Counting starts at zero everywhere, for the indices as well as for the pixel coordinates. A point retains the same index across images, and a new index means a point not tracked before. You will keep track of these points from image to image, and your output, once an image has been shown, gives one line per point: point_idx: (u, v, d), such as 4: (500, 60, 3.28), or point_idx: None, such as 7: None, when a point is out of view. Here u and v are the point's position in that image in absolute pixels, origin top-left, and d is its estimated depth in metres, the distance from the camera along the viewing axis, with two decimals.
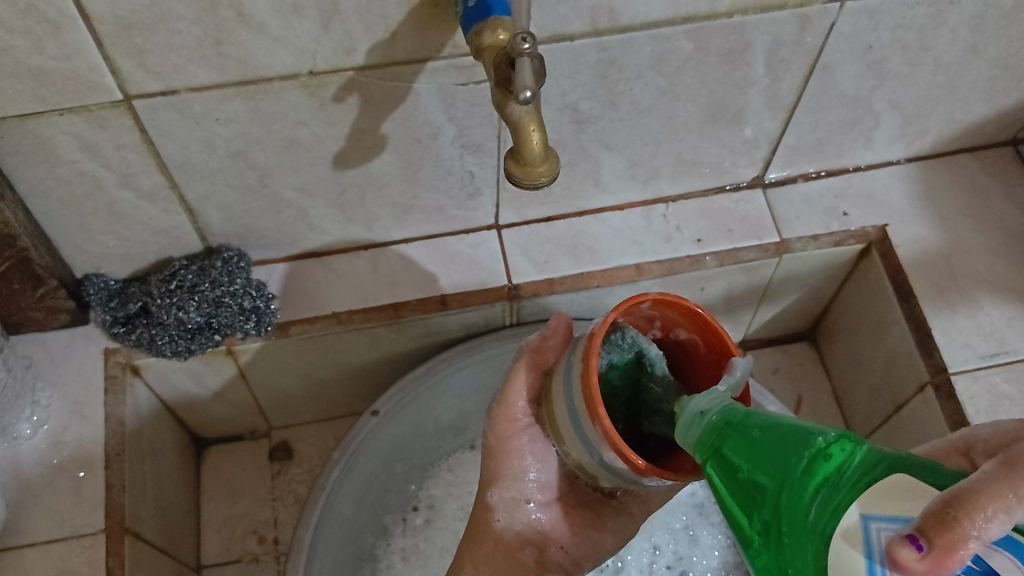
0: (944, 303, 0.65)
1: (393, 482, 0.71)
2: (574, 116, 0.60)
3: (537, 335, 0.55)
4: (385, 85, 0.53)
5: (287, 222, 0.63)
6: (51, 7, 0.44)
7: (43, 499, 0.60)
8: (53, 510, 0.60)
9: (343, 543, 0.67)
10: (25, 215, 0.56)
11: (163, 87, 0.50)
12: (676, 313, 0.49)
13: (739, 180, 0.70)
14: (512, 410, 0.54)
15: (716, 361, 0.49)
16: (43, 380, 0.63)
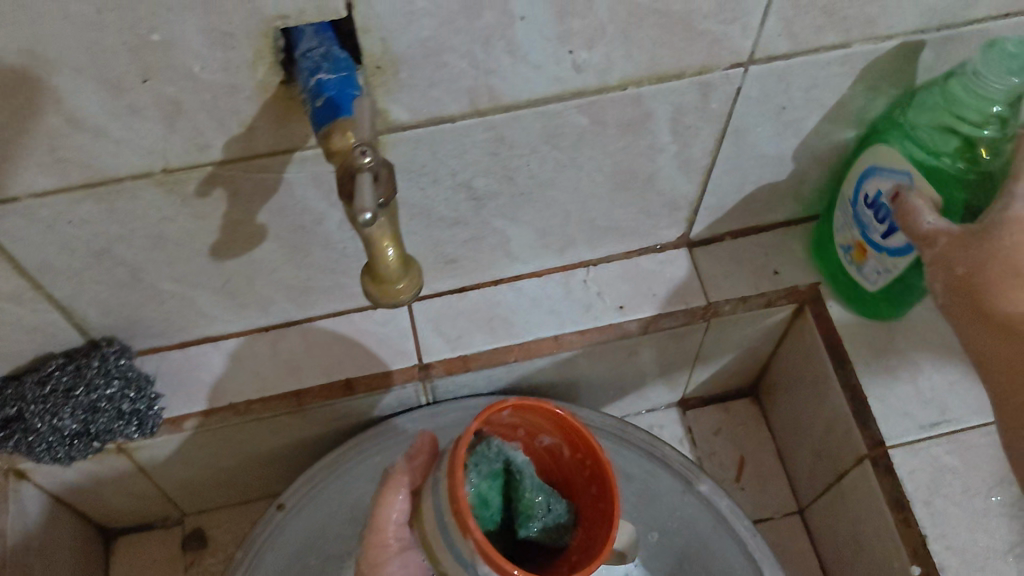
0: (881, 368, 0.63)
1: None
2: (469, 193, 0.55)
3: (402, 457, 0.52)
4: (254, 177, 0.49)
5: (174, 312, 0.60)
6: None
7: None
8: None
9: None
10: None
11: (0, 195, 0.46)
12: (541, 417, 0.46)
13: (664, 241, 0.67)
14: (385, 533, 0.50)
15: (588, 464, 0.46)
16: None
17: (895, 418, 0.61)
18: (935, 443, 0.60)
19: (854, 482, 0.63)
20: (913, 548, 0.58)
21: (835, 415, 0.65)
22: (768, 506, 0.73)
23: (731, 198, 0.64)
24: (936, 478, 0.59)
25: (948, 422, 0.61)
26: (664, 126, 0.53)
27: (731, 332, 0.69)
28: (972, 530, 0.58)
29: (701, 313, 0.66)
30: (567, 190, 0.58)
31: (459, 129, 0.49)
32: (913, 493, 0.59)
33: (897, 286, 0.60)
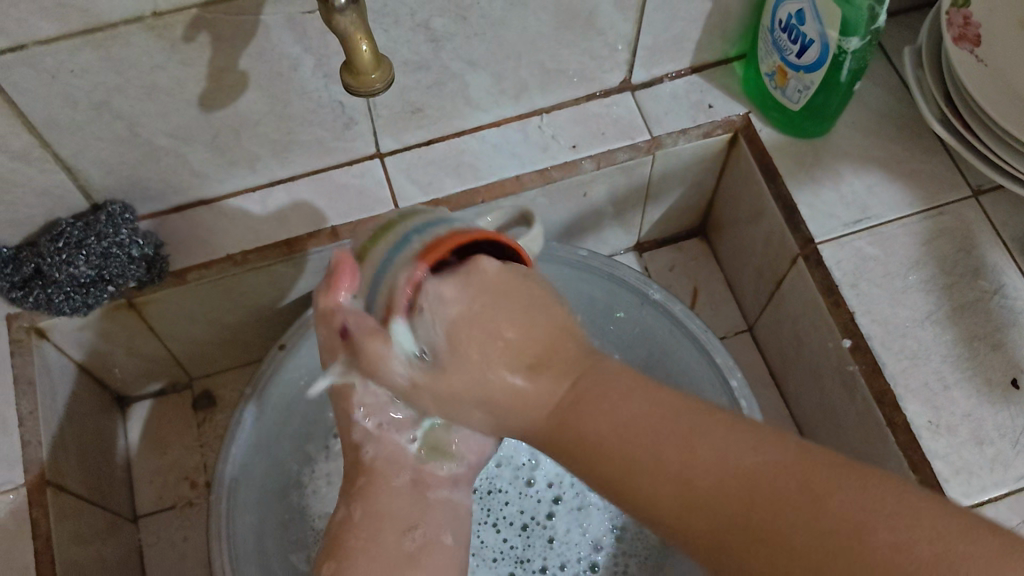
0: (809, 178, 0.70)
1: (312, 410, 0.76)
2: (428, 35, 0.61)
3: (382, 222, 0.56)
4: (233, 20, 0.55)
5: (169, 170, 0.66)
6: None
7: None
8: None
9: (266, 473, 0.71)
10: None
11: (8, 42, 0.51)
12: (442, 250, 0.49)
13: (608, 86, 0.74)
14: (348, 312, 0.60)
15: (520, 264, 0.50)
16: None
17: (823, 219, 0.69)
18: (859, 237, 0.68)
19: (792, 283, 0.72)
20: (844, 324, 0.66)
21: (772, 229, 0.73)
22: (722, 325, 0.83)
23: (665, 35, 0.70)
24: (861, 265, 0.67)
25: (869, 218, 0.69)
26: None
27: (675, 167, 0.76)
28: (893, 304, 0.66)
29: (647, 147, 0.73)
30: (516, 30, 0.64)
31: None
32: (840, 280, 0.67)
33: (817, 99, 0.68)
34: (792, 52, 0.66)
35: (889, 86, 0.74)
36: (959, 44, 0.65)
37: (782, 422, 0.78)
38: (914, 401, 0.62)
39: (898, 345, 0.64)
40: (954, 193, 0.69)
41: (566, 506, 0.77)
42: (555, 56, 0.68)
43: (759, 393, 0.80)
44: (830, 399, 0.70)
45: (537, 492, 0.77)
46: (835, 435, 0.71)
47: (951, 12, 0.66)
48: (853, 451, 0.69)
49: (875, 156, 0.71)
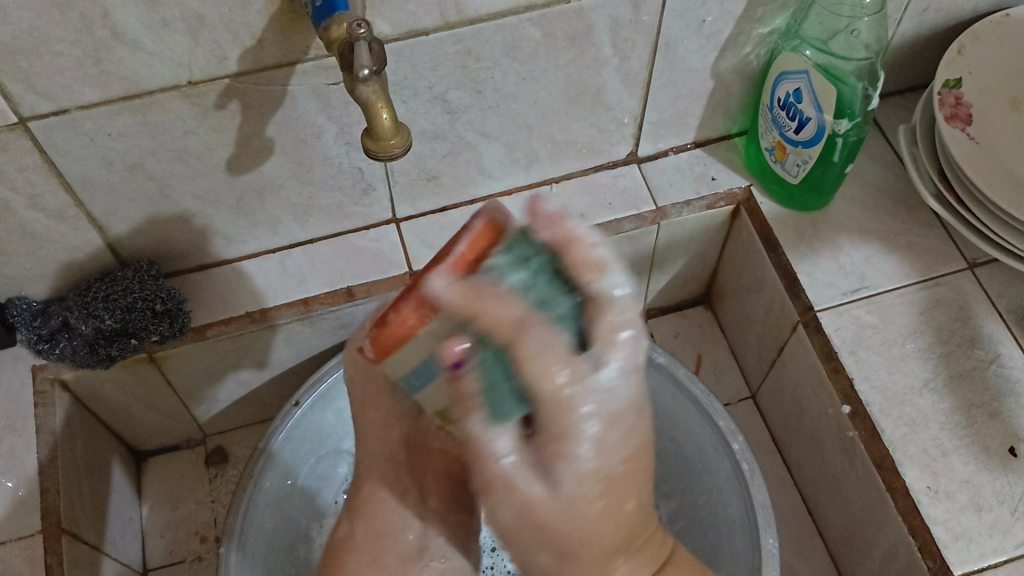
0: (809, 249, 0.73)
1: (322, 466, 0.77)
2: (444, 107, 0.65)
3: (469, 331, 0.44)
4: (262, 90, 0.58)
5: (194, 231, 0.69)
6: None
7: None
8: None
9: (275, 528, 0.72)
10: None
11: (53, 106, 0.55)
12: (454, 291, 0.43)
13: (615, 158, 0.77)
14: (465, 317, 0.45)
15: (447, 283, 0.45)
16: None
17: (822, 288, 0.71)
18: (857, 306, 0.70)
19: (793, 349, 0.73)
20: (844, 390, 0.67)
21: (773, 297, 0.75)
22: (726, 392, 0.85)
23: (670, 110, 0.73)
24: (859, 332, 0.69)
25: (866, 287, 0.71)
26: (604, 38, 0.63)
27: (680, 236, 0.78)
28: (891, 370, 0.68)
29: (652, 217, 0.75)
30: (527, 103, 0.67)
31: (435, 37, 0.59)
32: (839, 346, 0.69)
33: (815, 173, 0.71)
34: (790, 127, 0.69)
35: (886, 161, 0.77)
36: (952, 122, 0.70)
37: (784, 489, 0.79)
38: (914, 466, 0.64)
39: (897, 412, 0.66)
40: (950, 264, 0.71)
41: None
42: (566, 130, 0.72)
43: (762, 457, 0.81)
44: (830, 464, 0.72)
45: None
46: (836, 499, 0.72)
47: (942, 93, 0.71)
48: (855, 518, 0.69)
49: (874, 229, 0.74)
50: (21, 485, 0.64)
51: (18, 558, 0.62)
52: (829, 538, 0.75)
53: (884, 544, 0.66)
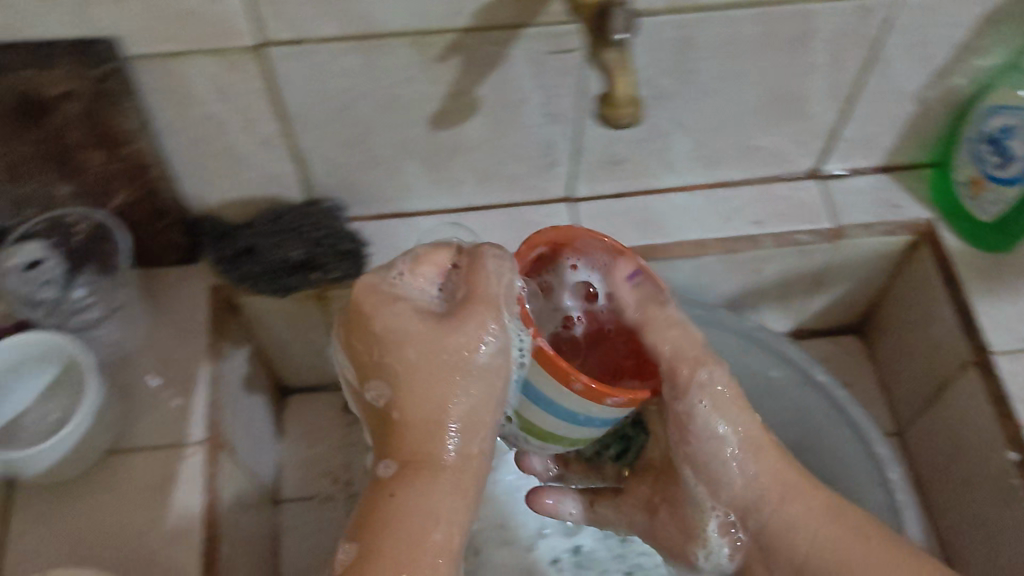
0: (992, 290, 0.71)
1: None
2: (650, 90, 0.65)
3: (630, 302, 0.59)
4: (488, 50, 0.60)
5: (384, 179, 0.71)
6: None
7: (149, 410, 0.68)
8: (158, 420, 0.68)
9: None
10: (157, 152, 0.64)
11: (291, 37, 0.57)
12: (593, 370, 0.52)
13: (796, 171, 0.76)
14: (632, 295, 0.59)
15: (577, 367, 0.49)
16: (155, 307, 0.72)
17: (1002, 332, 0.69)
18: None
19: (957, 391, 0.71)
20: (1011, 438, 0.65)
21: (943, 334, 0.73)
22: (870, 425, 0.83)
23: (864, 131, 0.72)
24: None
25: None
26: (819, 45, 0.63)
27: (853, 259, 0.77)
28: None
29: (829, 234, 0.74)
30: (726, 101, 0.67)
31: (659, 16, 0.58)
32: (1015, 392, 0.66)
33: (1010, 215, 0.69)
34: (993, 163, 0.67)
35: None
36: None
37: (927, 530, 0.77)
38: None
39: None
40: None
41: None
42: (756, 134, 0.71)
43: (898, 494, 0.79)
44: (981, 510, 0.69)
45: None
46: (985, 554, 0.70)
47: None
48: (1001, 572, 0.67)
49: None
50: (189, 396, 0.68)
51: (176, 461, 0.66)
52: None
53: None
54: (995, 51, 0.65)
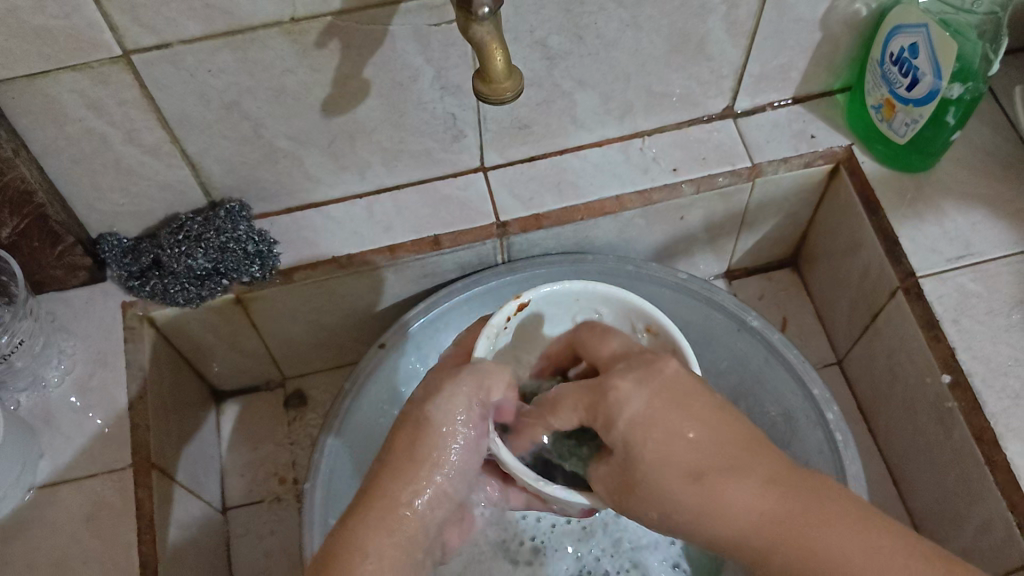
0: (912, 212, 0.70)
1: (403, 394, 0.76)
2: (544, 52, 0.63)
3: None
4: (365, 29, 0.57)
5: (284, 173, 0.68)
6: (81, 20, 0.51)
7: (52, 425, 0.65)
8: (81, 405, 0.66)
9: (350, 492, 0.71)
10: (71, 215, 0.65)
11: (157, 41, 0.54)
12: None
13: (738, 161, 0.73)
14: None
15: None
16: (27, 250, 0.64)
17: (925, 253, 0.68)
18: (962, 272, 0.67)
19: (888, 316, 0.71)
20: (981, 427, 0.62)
21: (870, 260, 0.72)
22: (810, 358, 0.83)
23: (799, 94, 0.75)
24: (962, 301, 0.66)
25: (973, 254, 0.68)
26: (792, 40, 0.68)
27: (774, 196, 0.76)
28: (996, 342, 0.65)
29: (747, 174, 0.73)
30: None
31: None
32: (941, 314, 0.66)
33: (924, 133, 0.67)
34: (902, 84, 0.66)
35: (976, 153, 0.72)
36: None
37: (870, 460, 0.77)
38: (1017, 441, 0.61)
39: (1001, 384, 0.63)
40: None
41: (668, 563, 0.74)
42: (676, 79, 0.69)
43: (851, 434, 0.79)
44: (923, 436, 0.70)
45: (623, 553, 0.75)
46: (926, 466, 0.70)
47: None
48: (932, 454, 0.69)
49: (979, 193, 0.70)
50: (113, 418, 0.65)
51: (108, 488, 0.63)
52: (917, 512, 0.73)
53: (978, 519, 0.64)
54: (847, 71, 0.73)
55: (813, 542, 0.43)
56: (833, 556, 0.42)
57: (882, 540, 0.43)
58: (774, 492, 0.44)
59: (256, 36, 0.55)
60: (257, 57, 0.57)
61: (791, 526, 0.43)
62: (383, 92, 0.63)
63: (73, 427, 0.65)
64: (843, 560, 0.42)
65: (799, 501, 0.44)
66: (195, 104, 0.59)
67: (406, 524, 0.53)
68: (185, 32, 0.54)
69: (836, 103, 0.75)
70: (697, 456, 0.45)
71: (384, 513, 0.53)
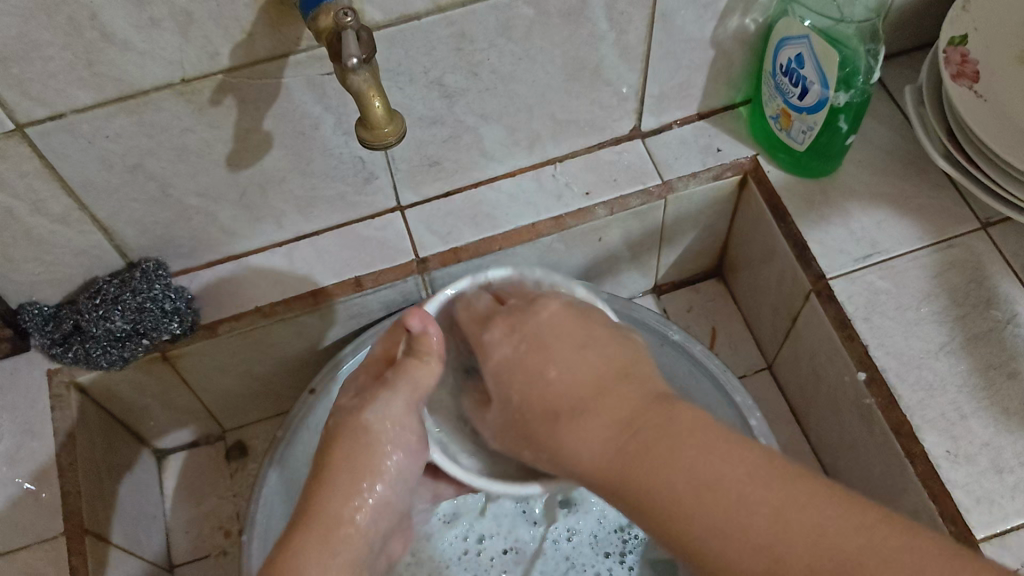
0: (819, 217, 0.72)
1: None
2: (441, 91, 0.64)
3: None
4: (257, 84, 0.58)
5: (199, 229, 0.69)
6: None
7: None
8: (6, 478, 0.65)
9: None
10: None
11: (50, 112, 0.55)
12: None
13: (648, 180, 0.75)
14: None
15: None
16: None
17: (834, 255, 0.70)
18: (870, 271, 0.69)
19: (805, 318, 0.73)
20: (898, 421, 0.63)
21: (784, 266, 0.74)
22: (741, 365, 0.85)
23: (702, 110, 0.76)
24: (872, 299, 0.68)
25: (879, 253, 0.70)
26: (686, 59, 0.70)
27: (689, 209, 0.77)
28: (907, 336, 0.66)
29: (658, 191, 0.74)
30: None
31: (455, 17, 0.58)
32: (853, 314, 0.67)
33: (821, 139, 0.69)
34: (794, 94, 0.68)
35: (878, 152, 0.74)
36: (958, 80, 0.67)
37: (807, 460, 0.79)
38: (932, 431, 0.62)
39: (914, 376, 0.65)
40: (961, 225, 0.70)
41: (623, 566, 0.79)
42: (579, 104, 0.71)
43: (785, 436, 0.81)
44: (850, 433, 0.71)
45: (581, 562, 0.79)
46: (855, 462, 0.72)
47: (947, 51, 0.68)
48: (859, 449, 0.70)
49: (882, 192, 0.72)
50: (43, 490, 0.65)
51: (42, 559, 0.63)
52: None
53: (905, 509, 0.65)
54: (745, 83, 0.75)
55: (656, 474, 0.45)
56: (700, 489, 0.43)
57: (743, 472, 0.43)
58: (619, 427, 0.48)
59: (149, 99, 0.56)
60: (154, 120, 0.58)
61: (651, 440, 0.46)
62: (287, 143, 0.64)
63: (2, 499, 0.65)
64: (684, 468, 0.44)
65: (648, 425, 0.47)
66: (98, 170, 0.60)
67: (348, 537, 0.58)
68: (77, 102, 0.55)
69: (740, 115, 0.77)
70: (559, 386, 0.53)
71: (323, 540, 0.57)
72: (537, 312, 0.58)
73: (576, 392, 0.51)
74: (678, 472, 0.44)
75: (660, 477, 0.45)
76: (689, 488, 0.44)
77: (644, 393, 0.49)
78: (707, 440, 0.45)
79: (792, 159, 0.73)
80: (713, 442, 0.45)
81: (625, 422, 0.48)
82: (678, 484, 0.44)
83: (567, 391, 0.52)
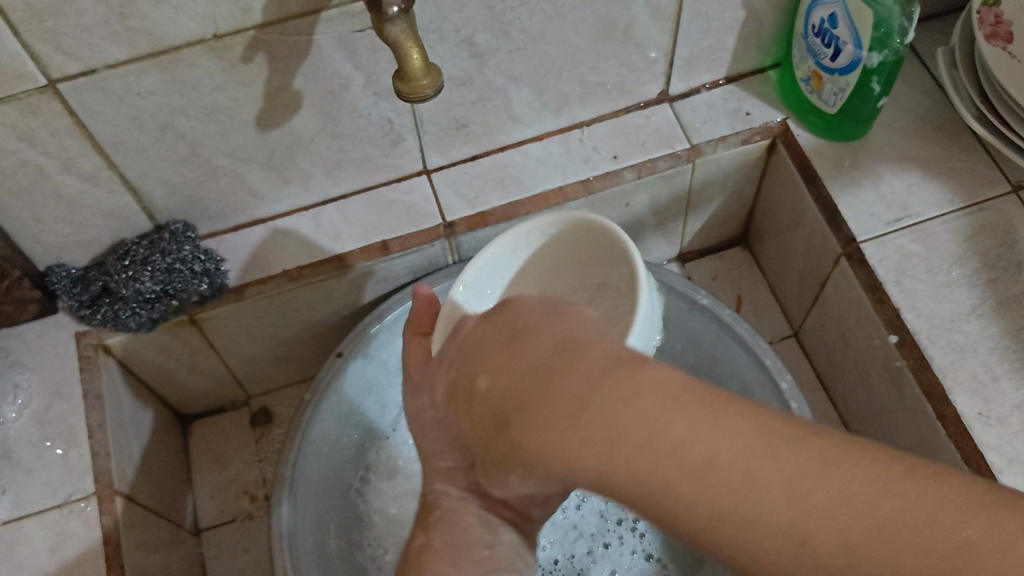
0: (849, 180, 0.71)
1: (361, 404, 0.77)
2: (471, 50, 0.64)
3: None
4: (289, 40, 0.57)
5: (227, 191, 0.68)
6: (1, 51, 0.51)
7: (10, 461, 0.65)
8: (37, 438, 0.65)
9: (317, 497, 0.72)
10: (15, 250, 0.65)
11: (82, 67, 0.54)
12: None
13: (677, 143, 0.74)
14: None
15: None
16: None
17: (865, 218, 0.69)
18: (901, 234, 0.69)
19: (834, 283, 0.72)
20: (930, 383, 0.63)
21: (813, 231, 0.74)
22: (766, 332, 0.84)
23: (731, 74, 0.76)
24: (904, 262, 0.67)
25: (910, 216, 0.69)
26: (717, 20, 0.69)
27: (716, 174, 0.77)
28: (939, 299, 0.66)
29: (686, 155, 0.74)
30: None
31: None
32: (884, 277, 0.67)
33: (853, 101, 0.69)
34: (826, 55, 0.67)
35: (908, 115, 0.73)
36: (992, 42, 0.64)
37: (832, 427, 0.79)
38: (964, 393, 0.62)
39: (946, 339, 0.64)
40: (993, 189, 0.69)
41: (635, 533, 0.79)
42: (608, 66, 0.70)
43: (811, 403, 0.80)
44: (878, 397, 0.71)
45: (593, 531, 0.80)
46: (883, 428, 0.72)
47: (981, 10, 0.65)
48: (887, 414, 0.70)
49: (913, 155, 0.72)
50: (72, 451, 0.65)
51: (73, 518, 0.63)
52: None
53: None
54: (776, 47, 0.74)
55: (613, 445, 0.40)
56: (650, 462, 0.39)
57: (709, 435, 0.38)
58: (570, 409, 0.41)
59: (182, 55, 0.56)
60: (185, 77, 0.57)
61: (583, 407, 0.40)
62: (317, 103, 0.63)
63: (33, 459, 0.65)
64: (639, 439, 0.39)
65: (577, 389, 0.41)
66: (128, 128, 0.60)
67: None
68: (109, 57, 0.54)
69: (769, 79, 0.76)
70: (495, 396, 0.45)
71: None
72: (485, 329, 0.49)
73: (509, 391, 0.44)
74: (654, 462, 0.39)
75: (636, 469, 0.39)
76: (656, 456, 0.39)
77: (611, 359, 0.42)
78: (666, 395, 0.39)
79: (823, 124, 0.73)
80: (680, 396, 0.39)
81: (577, 409, 0.40)
82: (634, 454, 0.39)
83: (501, 395, 0.45)
